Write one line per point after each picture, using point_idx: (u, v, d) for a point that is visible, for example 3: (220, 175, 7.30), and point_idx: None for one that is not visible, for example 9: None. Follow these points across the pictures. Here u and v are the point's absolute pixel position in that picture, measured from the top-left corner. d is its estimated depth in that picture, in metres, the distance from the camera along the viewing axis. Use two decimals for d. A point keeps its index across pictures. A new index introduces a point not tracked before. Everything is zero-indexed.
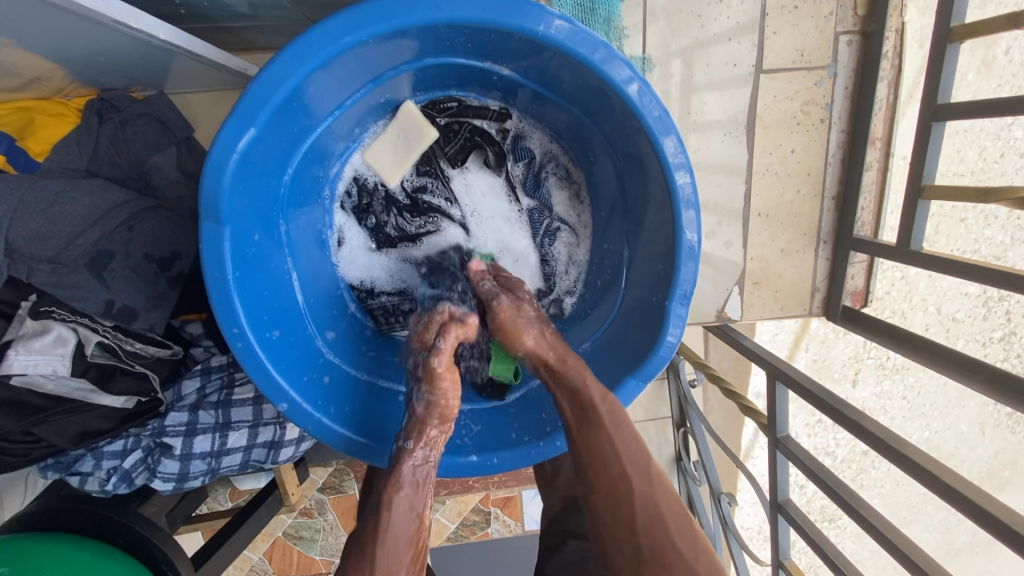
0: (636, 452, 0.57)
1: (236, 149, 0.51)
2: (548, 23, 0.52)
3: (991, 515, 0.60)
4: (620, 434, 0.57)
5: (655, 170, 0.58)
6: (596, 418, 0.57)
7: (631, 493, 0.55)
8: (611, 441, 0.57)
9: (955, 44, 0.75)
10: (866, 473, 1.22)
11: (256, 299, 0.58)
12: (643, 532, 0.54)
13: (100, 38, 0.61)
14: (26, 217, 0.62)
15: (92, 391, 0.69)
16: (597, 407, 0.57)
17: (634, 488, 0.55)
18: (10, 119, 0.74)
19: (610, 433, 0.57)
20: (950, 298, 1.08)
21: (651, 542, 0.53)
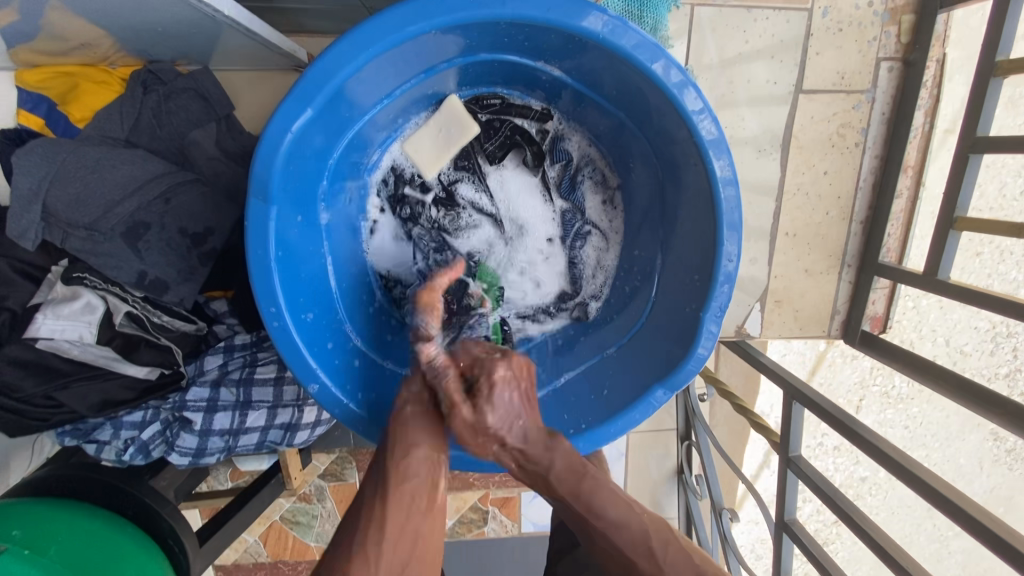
0: (628, 522, 0.57)
1: (291, 129, 0.52)
2: (608, 25, 0.53)
3: (1009, 546, 0.60)
4: (610, 509, 0.58)
5: (700, 178, 0.58)
6: (581, 503, 0.58)
7: (632, 557, 0.57)
8: (603, 529, 0.58)
9: (998, 79, 0.76)
10: (863, 499, 1.22)
11: (294, 280, 0.58)
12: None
13: (157, 8, 0.61)
14: (67, 181, 0.63)
15: (116, 359, 0.69)
16: (576, 488, 0.58)
17: (634, 555, 0.57)
18: (53, 83, 0.75)
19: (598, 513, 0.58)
20: (958, 331, 1.07)
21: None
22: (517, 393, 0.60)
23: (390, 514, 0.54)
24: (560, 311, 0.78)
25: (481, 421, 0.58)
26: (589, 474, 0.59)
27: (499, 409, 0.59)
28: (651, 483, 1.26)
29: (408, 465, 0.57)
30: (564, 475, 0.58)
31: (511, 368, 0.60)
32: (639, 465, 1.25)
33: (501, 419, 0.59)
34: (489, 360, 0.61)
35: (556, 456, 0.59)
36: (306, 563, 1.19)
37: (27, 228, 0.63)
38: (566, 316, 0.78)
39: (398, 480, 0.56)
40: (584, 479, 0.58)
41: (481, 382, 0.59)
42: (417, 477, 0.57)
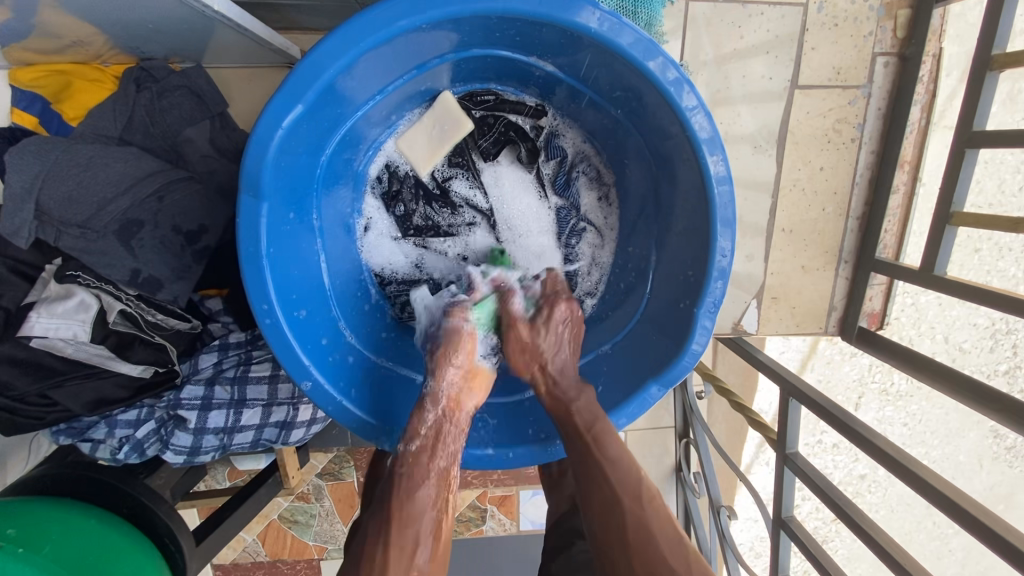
0: (630, 477, 0.57)
1: (282, 125, 0.51)
2: (600, 19, 0.52)
3: (1005, 541, 0.60)
4: (618, 458, 0.58)
5: (693, 173, 0.58)
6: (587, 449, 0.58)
7: (621, 506, 0.56)
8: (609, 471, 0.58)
9: (995, 73, 0.75)
10: (863, 496, 1.21)
11: (286, 278, 0.58)
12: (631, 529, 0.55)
13: (147, 4, 0.61)
14: (60, 179, 0.62)
15: (110, 358, 0.69)
16: (591, 422, 0.59)
17: (623, 504, 0.56)
18: (45, 82, 0.76)
19: (603, 448, 0.58)
20: (959, 327, 1.07)
21: (643, 558, 0.53)
22: (568, 333, 0.66)
23: (393, 547, 0.53)
24: None
25: (535, 342, 0.65)
26: (603, 416, 0.60)
27: (552, 338, 0.65)
28: None
29: (416, 500, 0.55)
30: (584, 410, 0.60)
31: (569, 312, 0.66)
32: (637, 463, 1.25)
33: (551, 343, 0.65)
34: (554, 297, 0.67)
35: (582, 395, 0.62)
36: (304, 562, 1.19)
37: (20, 225, 0.63)
38: None
39: (402, 521, 0.54)
40: (599, 420, 0.60)
41: (541, 319, 0.66)
42: (422, 519, 0.55)
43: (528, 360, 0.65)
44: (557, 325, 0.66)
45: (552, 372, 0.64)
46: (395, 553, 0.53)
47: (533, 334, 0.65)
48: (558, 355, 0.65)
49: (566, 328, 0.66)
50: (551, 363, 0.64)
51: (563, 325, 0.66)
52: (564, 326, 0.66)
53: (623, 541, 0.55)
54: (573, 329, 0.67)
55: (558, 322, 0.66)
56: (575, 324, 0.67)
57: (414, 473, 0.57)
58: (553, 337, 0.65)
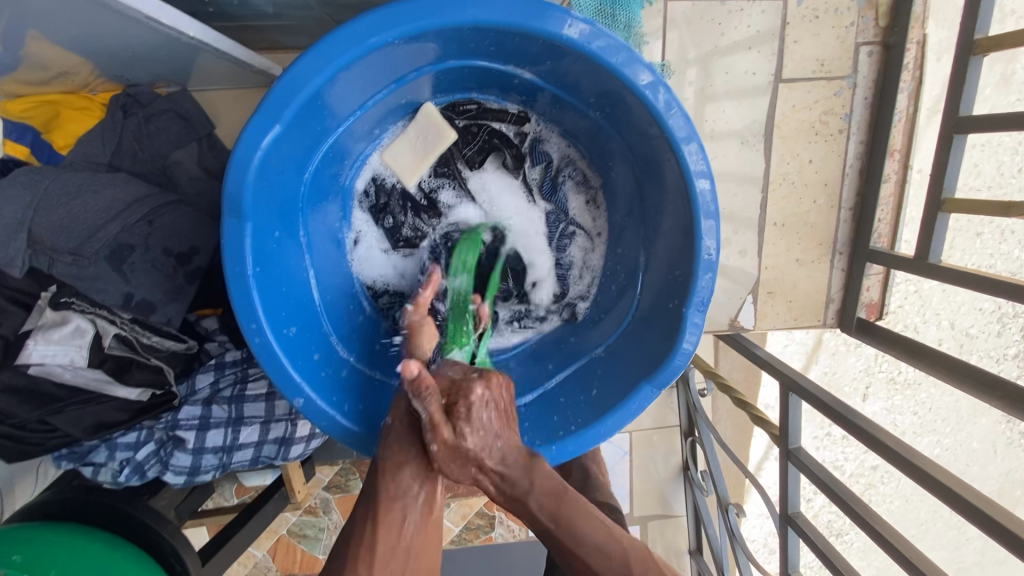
0: (613, 552, 0.51)
1: (261, 145, 0.52)
2: (572, 26, 0.52)
3: (1008, 531, 0.59)
4: (598, 533, 0.52)
5: (674, 174, 0.58)
6: (563, 525, 0.52)
7: None
8: (583, 553, 0.52)
9: (979, 57, 0.75)
10: (875, 488, 1.16)
11: (273, 295, 0.58)
12: None
13: (127, 33, 0.62)
14: (50, 209, 0.63)
15: (108, 382, 0.70)
16: (556, 510, 0.53)
17: None
18: (33, 113, 0.77)
19: (575, 529, 0.52)
20: (963, 313, 1.03)
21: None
22: (494, 413, 0.55)
23: (380, 524, 0.54)
24: (550, 313, 0.78)
25: (461, 443, 0.53)
26: (570, 495, 0.54)
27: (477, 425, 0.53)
28: (657, 483, 1.25)
29: (399, 482, 0.55)
30: (542, 493, 0.53)
31: (487, 389, 0.55)
32: (644, 464, 1.24)
33: (478, 439, 0.53)
34: (467, 381, 0.55)
35: (535, 478, 0.53)
36: None
37: (14, 256, 0.64)
38: (556, 318, 0.78)
39: (387, 502, 0.54)
40: (563, 501, 0.53)
41: (458, 405, 0.53)
42: (409, 495, 0.55)
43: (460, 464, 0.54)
44: (477, 411, 0.54)
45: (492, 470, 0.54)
46: (382, 533, 0.53)
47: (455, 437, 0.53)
48: (495, 449, 0.54)
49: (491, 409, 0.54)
50: (488, 459, 0.54)
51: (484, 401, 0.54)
52: (489, 404, 0.54)
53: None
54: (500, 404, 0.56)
55: (478, 399, 0.54)
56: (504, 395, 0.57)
57: (394, 457, 0.56)
58: (477, 424, 0.53)
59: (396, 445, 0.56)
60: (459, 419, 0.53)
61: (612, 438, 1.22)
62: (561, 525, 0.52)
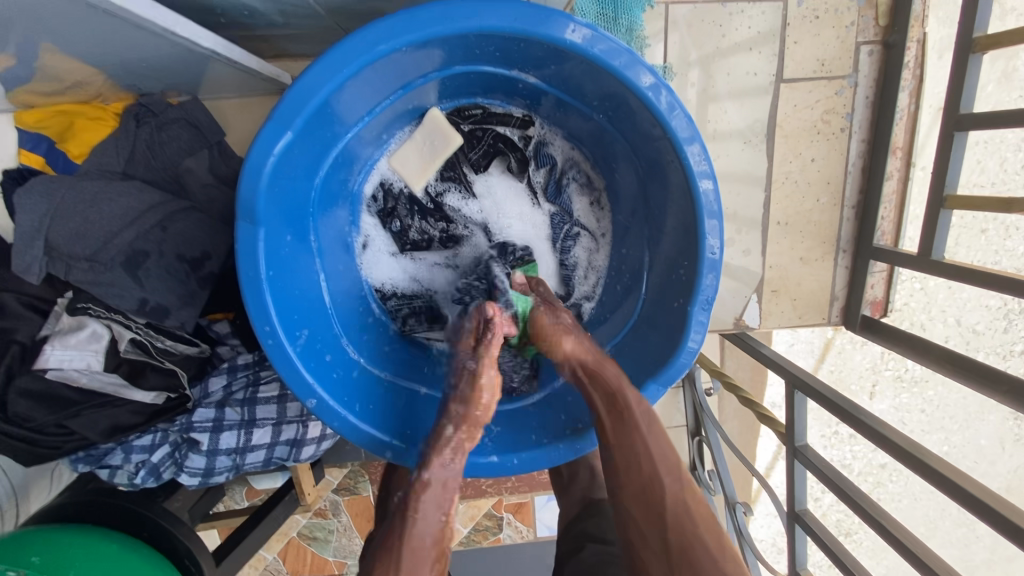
0: (670, 458, 0.58)
1: (273, 152, 0.53)
2: (574, 31, 0.53)
3: (1012, 523, 0.60)
4: (658, 442, 0.58)
5: (677, 174, 0.59)
6: (632, 425, 0.59)
7: (661, 488, 0.56)
8: (644, 447, 0.58)
9: (978, 55, 0.76)
10: (883, 486, 1.14)
11: (286, 299, 0.59)
12: (671, 527, 0.54)
13: (141, 44, 0.63)
14: (67, 217, 0.65)
15: (123, 386, 0.71)
16: (627, 410, 0.59)
17: (663, 485, 0.56)
18: (48, 123, 0.78)
19: (644, 437, 0.58)
20: (970, 310, 0.97)
21: (677, 540, 0.54)
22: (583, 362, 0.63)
23: (401, 573, 0.49)
24: None
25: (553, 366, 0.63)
26: (646, 406, 0.60)
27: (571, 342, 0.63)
28: None
29: (422, 530, 0.52)
30: (616, 391, 0.60)
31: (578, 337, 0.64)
32: None
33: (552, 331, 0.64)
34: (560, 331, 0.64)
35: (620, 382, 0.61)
36: None
37: (32, 262, 0.65)
38: None
39: (409, 550, 0.50)
40: (630, 411, 0.59)
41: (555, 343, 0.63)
42: (430, 550, 0.51)
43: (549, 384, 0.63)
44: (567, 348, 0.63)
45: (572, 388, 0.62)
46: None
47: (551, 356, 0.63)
48: (576, 376, 0.63)
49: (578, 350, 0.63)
50: (566, 374, 0.63)
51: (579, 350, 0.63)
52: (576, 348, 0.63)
53: (659, 525, 0.55)
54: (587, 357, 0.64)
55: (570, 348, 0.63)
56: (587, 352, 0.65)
57: (422, 503, 0.54)
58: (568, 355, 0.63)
59: (420, 492, 0.54)
60: (554, 345, 0.63)
61: (619, 438, 1.23)
62: (642, 414, 0.59)
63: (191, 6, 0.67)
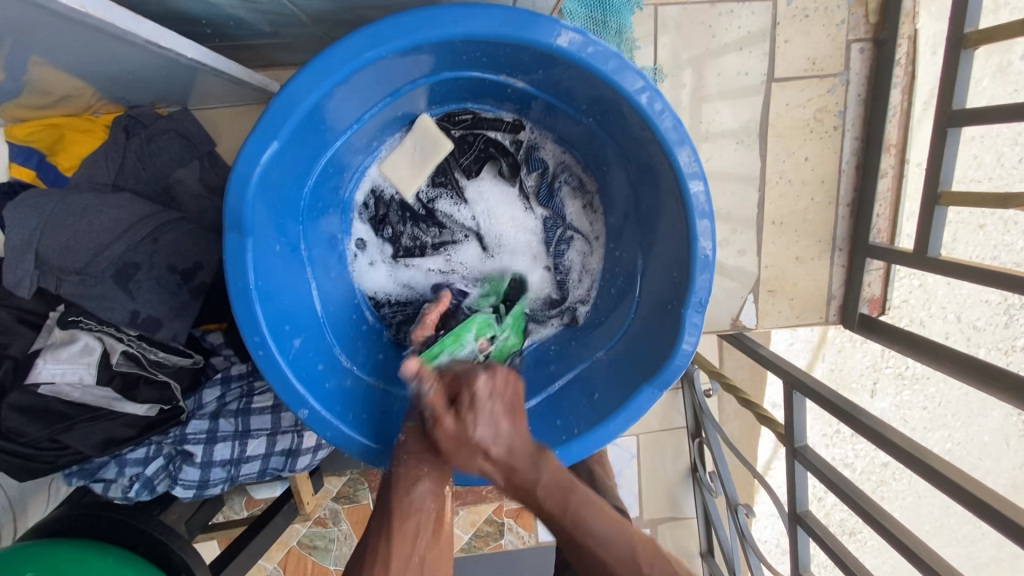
0: (619, 548, 0.54)
1: (260, 162, 0.53)
2: (561, 35, 0.53)
3: (1011, 521, 0.60)
4: (606, 528, 0.55)
5: (668, 177, 0.59)
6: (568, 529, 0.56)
7: None
8: (593, 548, 0.55)
9: (969, 51, 0.76)
10: (886, 485, 1.14)
11: (277, 309, 0.59)
12: None
13: (129, 57, 0.63)
14: (58, 230, 0.64)
15: (116, 399, 0.71)
16: (564, 499, 0.56)
17: None
18: (40, 136, 0.78)
19: (583, 524, 0.55)
20: (969, 305, 0.97)
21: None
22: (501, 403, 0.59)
23: (395, 537, 0.56)
24: (550, 317, 0.78)
25: (466, 434, 0.57)
26: (576, 488, 0.57)
27: (484, 419, 0.58)
28: (665, 485, 1.24)
29: (413, 497, 0.58)
30: (550, 487, 0.57)
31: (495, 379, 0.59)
32: (652, 466, 1.23)
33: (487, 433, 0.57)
34: (472, 375, 0.59)
35: (542, 470, 0.57)
36: None
37: (22, 276, 0.65)
38: (557, 321, 0.78)
39: (403, 513, 0.57)
40: (571, 494, 0.57)
41: (467, 400, 0.58)
42: (422, 511, 0.58)
43: (468, 451, 0.58)
44: (480, 414, 0.57)
45: (497, 457, 0.58)
46: (394, 548, 0.56)
47: (463, 423, 0.58)
48: (499, 440, 0.58)
49: (496, 405, 0.58)
50: (494, 450, 0.58)
51: (491, 392, 0.58)
52: (492, 400, 0.58)
53: None
54: (503, 394, 0.59)
55: (485, 402, 0.58)
56: (504, 386, 0.60)
57: (409, 470, 0.59)
58: (485, 419, 0.58)
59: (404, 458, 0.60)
60: (466, 417, 0.58)
61: (619, 441, 1.22)
62: (571, 517, 0.56)
63: (177, 17, 0.67)
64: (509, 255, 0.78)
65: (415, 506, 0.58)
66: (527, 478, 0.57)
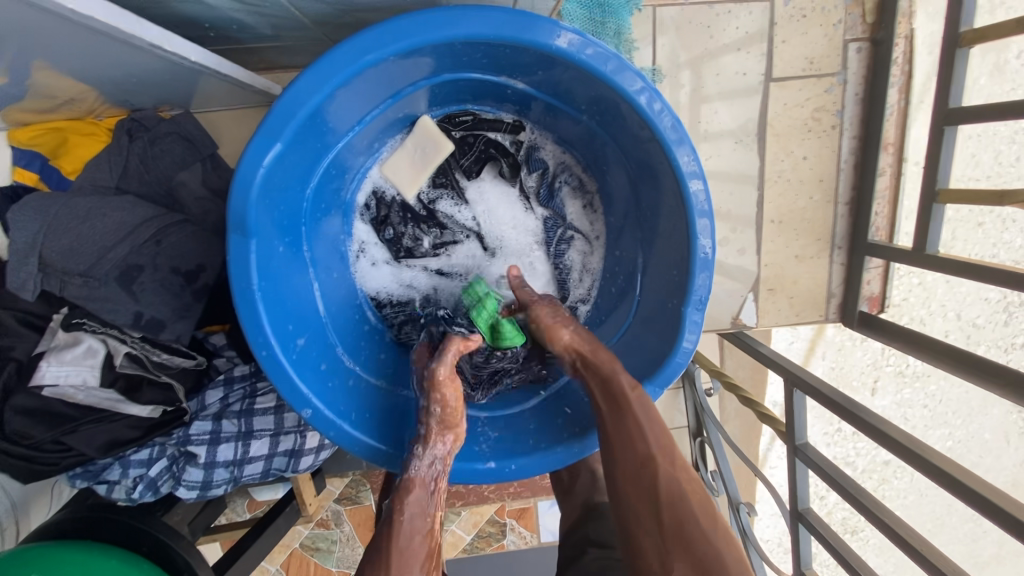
0: (663, 434, 0.57)
1: (263, 163, 0.53)
2: (561, 36, 0.54)
3: (1011, 516, 0.60)
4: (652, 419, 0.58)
5: (667, 176, 0.59)
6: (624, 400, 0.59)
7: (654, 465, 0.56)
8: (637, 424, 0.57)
9: (965, 49, 0.76)
10: (888, 483, 1.14)
11: (280, 310, 0.59)
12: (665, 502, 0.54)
13: (131, 61, 0.64)
14: (60, 233, 0.64)
15: (120, 401, 0.71)
16: (627, 388, 0.60)
17: (656, 462, 0.56)
18: (43, 139, 0.78)
19: (639, 408, 0.58)
20: (969, 303, 1.01)
21: (673, 516, 0.53)
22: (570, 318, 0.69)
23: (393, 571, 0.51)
24: None
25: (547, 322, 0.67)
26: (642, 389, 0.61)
27: (559, 318, 0.68)
28: None
29: (410, 529, 0.55)
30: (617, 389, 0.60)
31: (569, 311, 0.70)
32: None
33: (565, 319, 0.67)
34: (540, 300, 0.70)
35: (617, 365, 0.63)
36: None
37: (26, 279, 0.65)
38: None
39: (400, 545, 0.53)
40: (636, 385, 0.61)
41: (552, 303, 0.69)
42: (419, 546, 0.54)
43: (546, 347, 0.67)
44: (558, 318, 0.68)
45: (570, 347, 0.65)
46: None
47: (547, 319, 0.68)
48: (571, 338, 0.66)
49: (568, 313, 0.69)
50: (564, 340, 0.66)
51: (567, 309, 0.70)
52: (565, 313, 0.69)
53: (651, 499, 0.54)
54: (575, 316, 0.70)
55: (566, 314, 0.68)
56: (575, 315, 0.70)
57: (406, 502, 0.56)
58: (558, 317, 0.68)
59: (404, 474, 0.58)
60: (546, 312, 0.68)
61: None
62: (632, 393, 0.59)
63: (178, 20, 0.67)
64: (510, 255, 0.79)
65: (411, 544, 0.54)
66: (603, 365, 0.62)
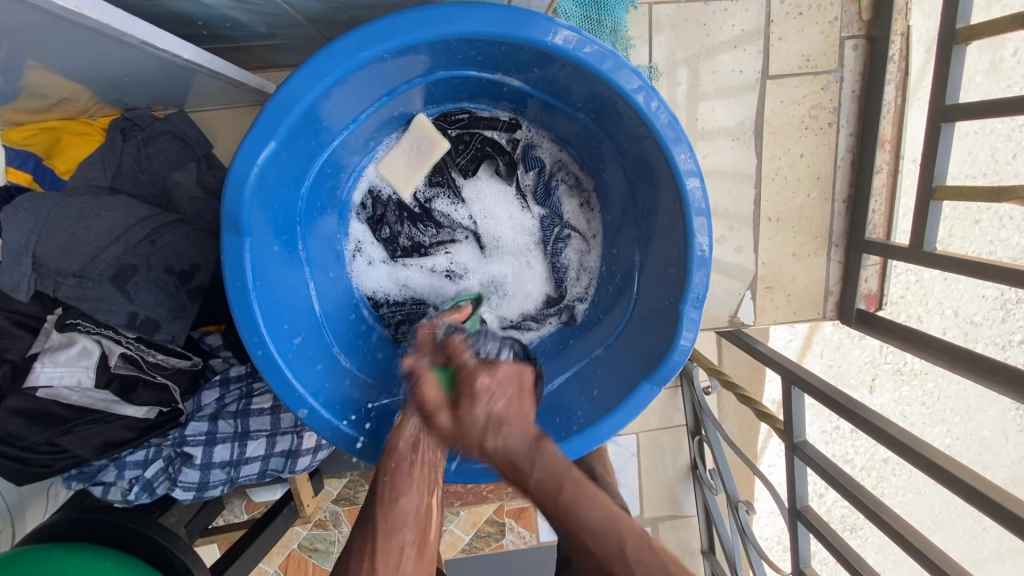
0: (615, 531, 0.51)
1: (257, 162, 0.53)
2: (556, 33, 0.53)
3: (1010, 513, 0.60)
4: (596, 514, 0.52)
5: (664, 173, 0.59)
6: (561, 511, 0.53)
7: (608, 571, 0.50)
8: (584, 534, 0.52)
9: (962, 45, 0.76)
10: (887, 480, 1.14)
11: (275, 310, 0.59)
12: None
13: (123, 59, 0.63)
14: (54, 233, 0.64)
15: (115, 401, 0.71)
16: (557, 490, 0.53)
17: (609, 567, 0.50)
18: (36, 140, 0.79)
19: (576, 511, 0.52)
20: (966, 302, 1.02)
21: None
22: (509, 395, 0.59)
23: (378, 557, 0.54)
24: (548, 317, 0.78)
25: (469, 418, 0.58)
26: (572, 477, 0.54)
27: (496, 391, 0.58)
28: (666, 483, 1.24)
29: (399, 508, 0.57)
30: (543, 481, 0.54)
31: (510, 369, 0.61)
32: (653, 464, 1.23)
33: (488, 414, 0.57)
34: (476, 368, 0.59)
35: (539, 462, 0.55)
36: None
37: (20, 280, 0.65)
38: (555, 320, 0.79)
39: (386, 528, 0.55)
40: (566, 485, 0.54)
41: (469, 387, 0.58)
42: (408, 525, 0.56)
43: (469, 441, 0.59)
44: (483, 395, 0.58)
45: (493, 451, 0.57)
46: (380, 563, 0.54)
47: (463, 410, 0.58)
48: (495, 432, 0.57)
49: (499, 394, 0.58)
50: (490, 442, 0.57)
51: (504, 379, 0.59)
52: (495, 391, 0.58)
53: None
54: (514, 387, 0.60)
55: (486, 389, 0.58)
56: (518, 381, 0.61)
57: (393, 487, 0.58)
58: (486, 403, 0.57)
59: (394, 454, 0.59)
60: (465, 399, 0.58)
61: (619, 439, 1.22)
62: (564, 511, 0.53)
63: (171, 18, 0.67)
64: (507, 253, 0.78)
65: (402, 522, 0.56)
66: (524, 475, 0.55)
